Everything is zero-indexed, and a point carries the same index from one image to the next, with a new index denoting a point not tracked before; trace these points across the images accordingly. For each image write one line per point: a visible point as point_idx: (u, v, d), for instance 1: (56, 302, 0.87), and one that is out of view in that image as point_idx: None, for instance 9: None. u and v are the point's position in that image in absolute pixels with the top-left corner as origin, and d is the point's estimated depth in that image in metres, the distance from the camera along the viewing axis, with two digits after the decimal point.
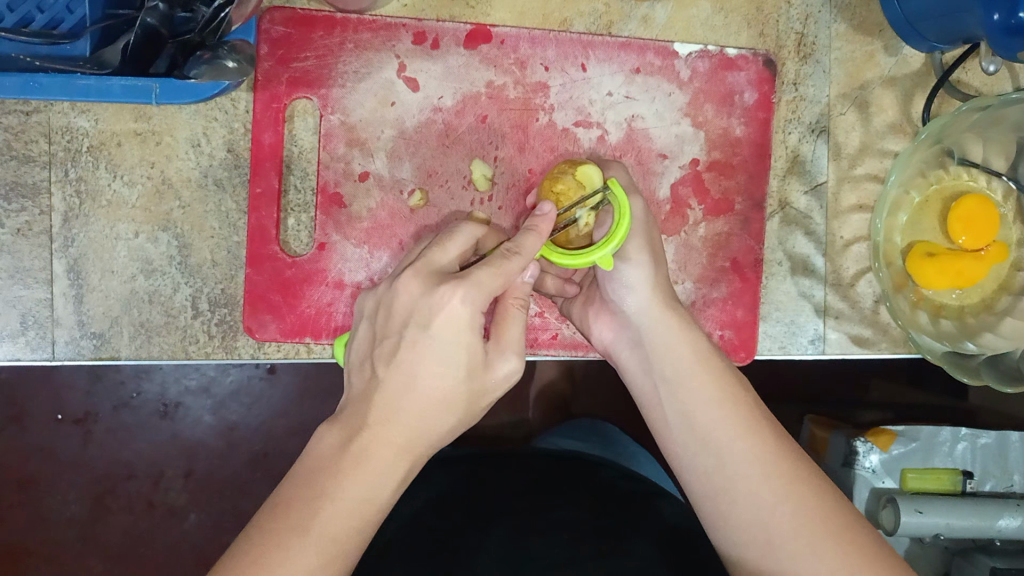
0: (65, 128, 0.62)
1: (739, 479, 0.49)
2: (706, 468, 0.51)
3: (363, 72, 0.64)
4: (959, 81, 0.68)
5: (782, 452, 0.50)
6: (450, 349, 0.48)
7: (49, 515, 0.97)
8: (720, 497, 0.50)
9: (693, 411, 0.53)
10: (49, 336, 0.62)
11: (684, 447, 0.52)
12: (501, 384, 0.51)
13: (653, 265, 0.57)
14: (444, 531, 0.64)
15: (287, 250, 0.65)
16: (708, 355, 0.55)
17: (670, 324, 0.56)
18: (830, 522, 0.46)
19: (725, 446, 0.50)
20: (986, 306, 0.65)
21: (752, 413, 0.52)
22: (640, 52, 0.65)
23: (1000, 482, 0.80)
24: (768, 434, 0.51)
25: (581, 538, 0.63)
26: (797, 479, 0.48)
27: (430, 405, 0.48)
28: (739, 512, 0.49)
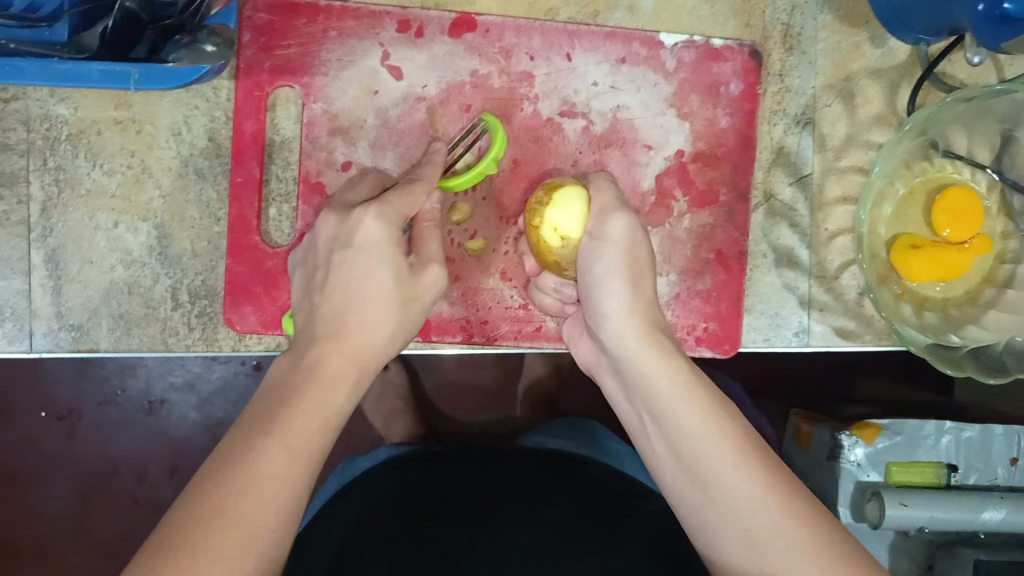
0: (44, 116, 0.61)
1: (728, 514, 0.47)
2: (695, 500, 0.49)
3: (347, 60, 0.63)
4: (943, 74, 0.68)
5: (772, 482, 0.47)
6: (371, 262, 0.51)
7: (32, 511, 0.96)
8: (710, 533, 0.48)
9: (676, 438, 0.50)
10: (27, 327, 0.61)
11: (673, 478, 0.50)
12: (429, 291, 0.54)
13: (631, 291, 0.55)
14: (428, 529, 0.63)
15: (269, 241, 0.64)
16: (695, 376, 0.52)
17: (645, 352, 0.53)
18: (819, 554, 0.43)
19: (711, 479, 0.48)
20: (970, 298, 0.65)
21: (735, 439, 0.49)
22: (625, 41, 0.65)
23: (984, 475, 0.80)
24: (757, 462, 0.48)
25: (567, 533, 0.62)
26: (790, 508, 0.46)
27: (381, 320, 0.51)
28: (730, 547, 0.46)
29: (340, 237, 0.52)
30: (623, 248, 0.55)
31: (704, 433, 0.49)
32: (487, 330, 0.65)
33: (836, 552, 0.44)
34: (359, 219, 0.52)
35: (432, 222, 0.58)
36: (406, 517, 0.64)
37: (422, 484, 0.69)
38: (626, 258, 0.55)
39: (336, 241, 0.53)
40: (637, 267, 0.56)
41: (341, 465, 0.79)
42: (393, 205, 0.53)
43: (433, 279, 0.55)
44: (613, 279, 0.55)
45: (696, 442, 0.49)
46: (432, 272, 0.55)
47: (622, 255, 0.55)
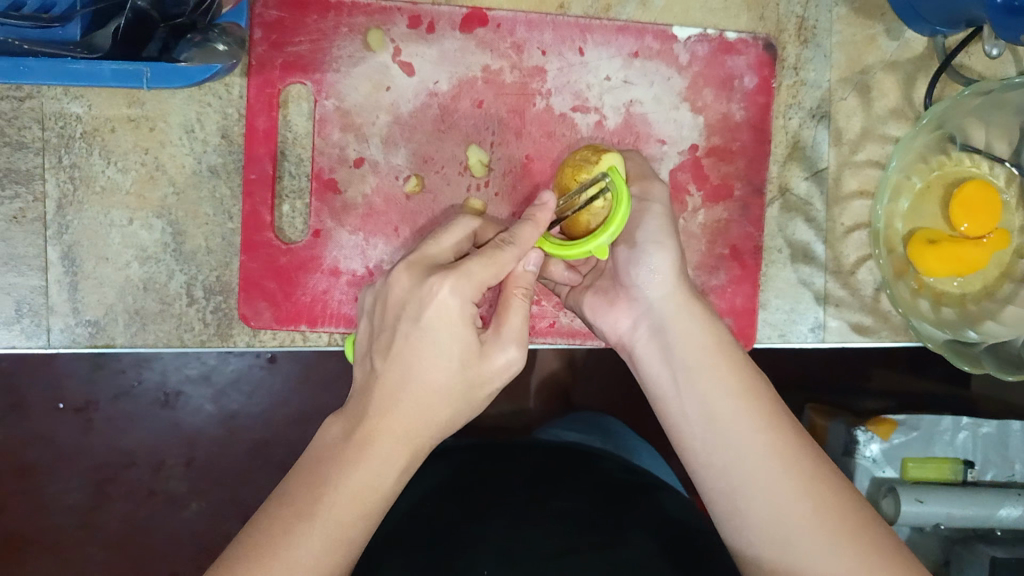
0: (59, 114, 0.62)
1: (759, 469, 0.48)
2: (725, 461, 0.50)
3: (358, 56, 0.63)
4: (961, 66, 0.67)
5: (804, 444, 0.49)
6: (442, 341, 0.48)
7: (51, 502, 0.97)
8: (737, 487, 0.49)
9: (715, 398, 0.51)
10: (44, 323, 0.62)
11: (701, 439, 0.51)
12: (497, 375, 0.51)
13: (678, 254, 0.57)
14: (439, 518, 0.64)
15: (282, 237, 0.64)
16: (729, 344, 0.54)
17: (693, 311, 0.56)
18: (848, 518, 0.46)
19: (745, 436, 0.49)
20: (988, 293, 0.65)
21: (772, 407, 0.51)
22: (638, 35, 0.65)
23: (1002, 471, 0.80)
24: (790, 426, 0.50)
25: (578, 530, 0.62)
26: (819, 475, 0.48)
27: (434, 396, 0.48)
28: (757, 504, 0.48)
29: (409, 302, 0.48)
30: (668, 216, 0.57)
31: (743, 391, 0.51)
32: None
33: (863, 516, 0.46)
34: (431, 290, 0.47)
35: (524, 291, 0.52)
36: (424, 504, 0.66)
37: (439, 470, 0.70)
38: (673, 222, 0.57)
39: (407, 304, 0.48)
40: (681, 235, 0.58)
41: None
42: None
43: (505, 357, 0.50)
44: (662, 237, 0.56)
45: (733, 400, 0.51)
46: (504, 351, 0.50)
47: (668, 220, 0.56)
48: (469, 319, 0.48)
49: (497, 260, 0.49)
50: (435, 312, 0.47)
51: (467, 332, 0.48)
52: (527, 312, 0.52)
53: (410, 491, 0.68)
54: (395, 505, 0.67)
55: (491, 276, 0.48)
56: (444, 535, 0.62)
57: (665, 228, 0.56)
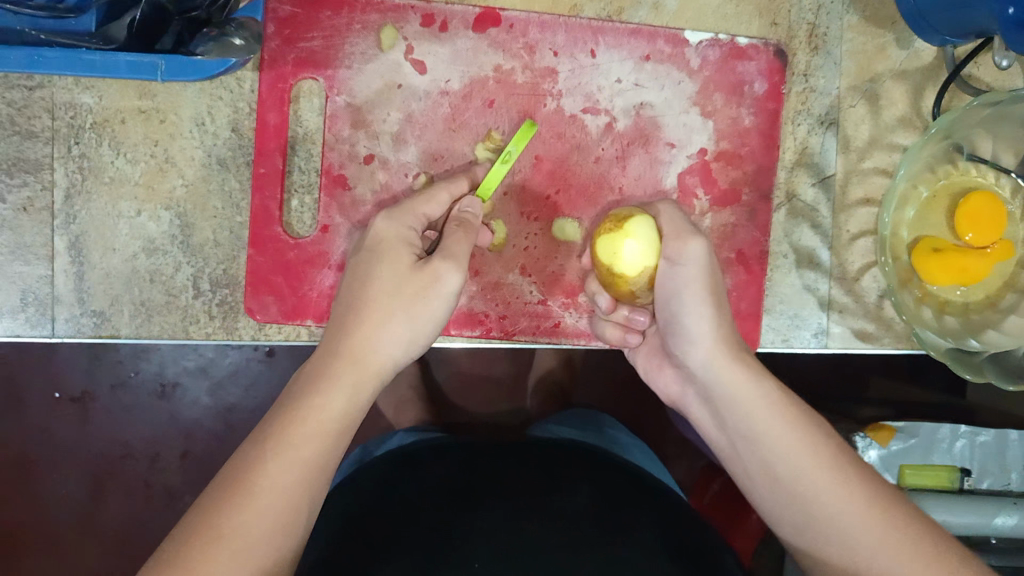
0: (69, 104, 0.62)
1: (836, 537, 0.49)
2: (798, 526, 0.51)
3: (370, 54, 0.63)
4: (970, 76, 0.68)
5: (872, 493, 0.49)
6: (379, 257, 0.55)
7: (46, 491, 0.97)
8: (817, 556, 0.50)
9: (773, 465, 0.52)
10: (49, 313, 0.62)
11: (772, 501, 0.53)
12: (437, 292, 0.54)
13: (714, 317, 0.55)
14: (441, 516, 0.63)
15: (290, 232, 0.64)
16: (782, 396, 0.53)
17: (735, 374, 0.54)
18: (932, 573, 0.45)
19: (816, 499, 0.50)
20: (991, 303, 0.65)
21: (835, 458, 0.51)
22: (650, 39, 0.65)
23: (999, 479, 0.80)
24: (854, 476, 0.50)
25: (583, 527, 0.63)
26: (893, 520, 0.48)
27: (381, 312, 0.53)
28: (833, 566, 0.49)
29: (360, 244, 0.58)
30: (702, 265, 0.55)
31: (795, 452, 0.51)
32: (506, 325, 0.65)
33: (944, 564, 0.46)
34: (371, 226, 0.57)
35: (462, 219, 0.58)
36: (421, 496, 0.65)
37: (431, 466, 0.68)
38: (703, 273, 0.55)
39: (355, 252, 0.58)
40: (711, 283, 0.55)
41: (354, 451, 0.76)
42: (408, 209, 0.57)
43: (446, 270, 0.54)
44: (693, 298, 0.55)
45: (787, 463, 0.51)
46: (441, 264, 0.54)
47: (701, 280, 0.55)
48: (408, 239, 0.56)
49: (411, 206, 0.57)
50: (370, 239, 0.56)
51: (403, 248, 0.55)
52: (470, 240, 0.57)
53: (403, 481, 0.66)
54: (387, 499, 0.64)
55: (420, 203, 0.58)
56: (448, 540, 0.61)
57: (699, 296, 0.55)
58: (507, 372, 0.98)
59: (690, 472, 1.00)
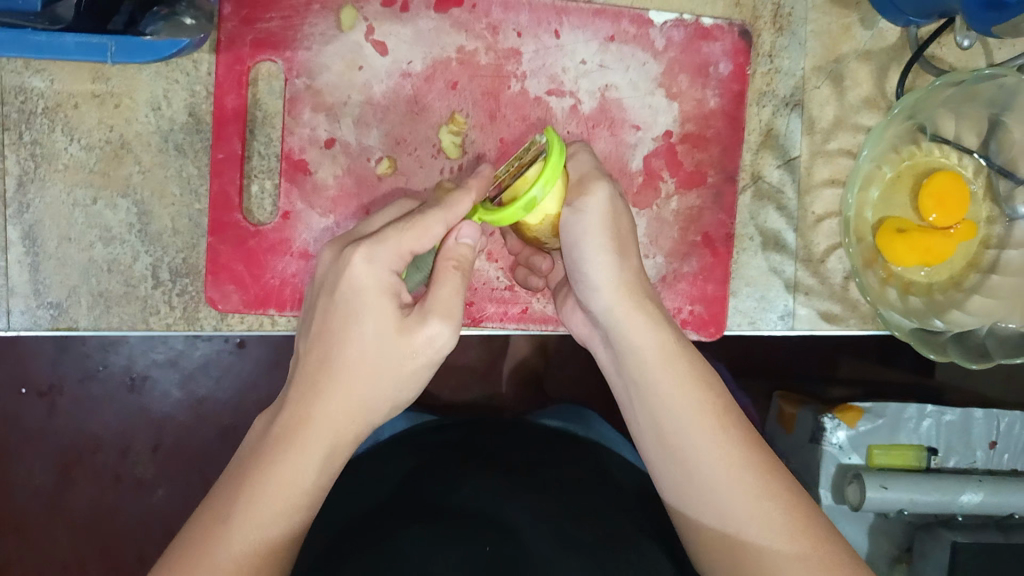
0: (20, 89, 0.60)
1: (706, 489, 0.50)
2: (675, 478, 0.51)
3: (330, 35, 0.62)
4: (933, 57, 0.68)
5: (756, 464, 0.50)
6: (358, 310, 0.49)
7: (12, 487, 0.95)
8: (687, 514, 0.51)
9: (662, 415, 0.52)
10: (4, 305, 0.60)
11: (654, 451, 0.53)
12: (420, 350, 0.51)
13: (617, 261, 0.54)
14: (436, 487, 0.62)
15: (251, 219, 0.63)
16: (679, 352, 0.53)
17: (633, 319, 0.53)
18: (797, 536, 0.47)
19: (700, 452, 0.50)
20: (954, 283, 0.65)
21: (721, 412, 0.51)
22: (614, 19, 0.64)
23: (964, 457, 0.81)
24: (738, 444, 0.50)
25: (579, 495, 0.63)
26: (770, 496, 0.49)
27: (360, 374, 0.50)
28: (706, 526, 0.50)
29: (332, 277, 0.51)
30: (605, 215, 0.54)
31: (687, 412, 0.51)
32: (473, 312, 0.65)
33: (814, 535, 0.48)
34: (347, 260, 0.50)
35: (457, 264, 0.51)
36: (412, 485, 0.63)
37: (419, 449, 0.68)
38: (609, 226, 0.54)
39: (328, 281, 0.51)
40: (620, 234, 0.54)
41: None
42: (389, 242, 0.49)
43: (431, 334, 0.50)
44: (597, 250, 0.53)
45: (675, 420, 0.51)
46: (429, 326, 0.50)
47: (603, 226, 0.53)
48: (389, 289, 0.50)
49: (412, 226, 0.49)
50: (347, 283, 0.49)
51: (389, 305, 0.50)
52: (461, 285, 0.51)
53: (392, 466, 0.65)
54: (378, 484, 0.64)
55: (408, 240, 0.49)
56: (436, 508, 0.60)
57: (598, 240, 0.53)
58: (479, 360, 0.97)
59: None
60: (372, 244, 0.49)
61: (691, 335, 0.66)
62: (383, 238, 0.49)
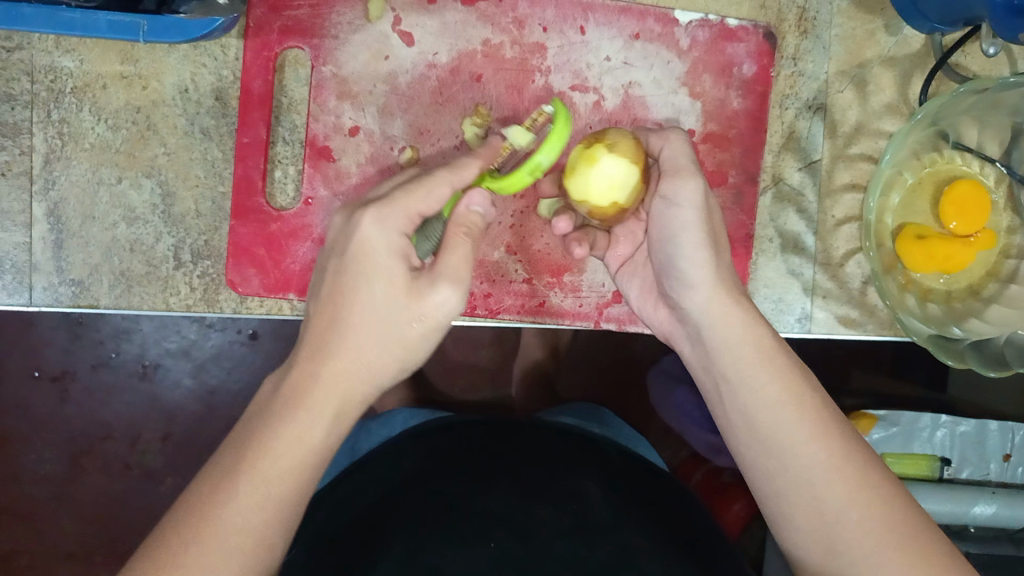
0: (51, 69, 0.61)
1: (804, 488, 0.47)
2: (767, 471, 0.49)
3: (358, 24, 0.62)
4: (957, 65, 0.68)
5: (849, 452, 0.48)
6: (370, 274, 0.47)
7: (22, 472, 0.95)
8: (782, 508, 0.48)
9: (752, 411, 0.49)
10: (26, 281, 0.61)
11: (746, 448, 0.50)
12: (435, 317, 0.49)
13: (714, 258, 0.52)
14: (451, 493, 0.61)
15: (273, 204, 0.64)
16: (776, 346, 0.51)
17: (731, 319, 0.51)
18: (889, 530, 0.45)
19: (795, 446, 0.48)
20: (972, 291, 0.65)
21: (821, 410, 0.49)
22: (640, 17, 0.65)
23: (978, 469, 0.80)
24: (836, 434, 0.48)
25: (597, 508, 0.61)
26: (865, 483, 0.47)
27: (364, 336, 0.47)
28: (800, 520, 0.48)
29: (339, 241, 0.49)
30: (701, 205, 0.52)
31: (779, 405, 0.48)
32: (490, 304, 0.65)
33: (907, 523, 0.46)
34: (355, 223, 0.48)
35: (464, 229, 0.49)
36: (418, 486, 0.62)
37: (439, 451, 0.66)
38: (704, 220, 0.52)
39: (338, 244, 0.49)
40: (716, 226, 0.53)
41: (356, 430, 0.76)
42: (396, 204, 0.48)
43: (441, 300, 0.48)
44: (690, 239, 0.52)
45: (768, 412, 0.49)
46: (439, 291, 0.48)
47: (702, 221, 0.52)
48: (399, 251, 0.48)
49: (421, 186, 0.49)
50: (356, 244, 0.48)
51: (397, 265, 0.48)
52: (470, 251, 0.49)
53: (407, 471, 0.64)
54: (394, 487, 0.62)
55: (415, 202, 0.48)
56: (455, 517, 0.59)
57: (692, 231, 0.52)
58: (490, 360, 0.97)
59: (673, 460, 1.00)
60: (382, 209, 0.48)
61: None
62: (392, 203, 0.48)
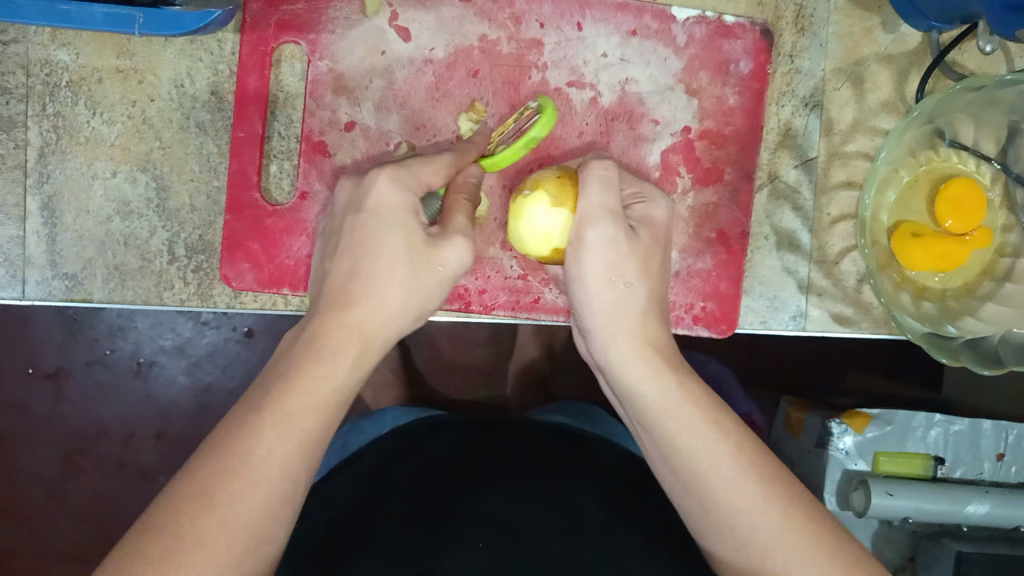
0: (45, 61, 0.60)
1: (719, 511, 0.50)
2: (687, 496, 0.52)
3: (354, 19, 0.62)
4: (954, 63, 0.68)
5: (773, 482, 0.50)
6: (396, 244, 0.51)
7: (15, 470, 0.95)
8: (711, 544, 0.51)
9: (666, 441, 0.52)
10: (20, 275, 0.61)
11: (665, 471, 0.53)
12: (451, 268, 0.53)
13: (621, 288, 0.55)
14: (442, 492, 0.62)
15: (268, 198, 0.64)
16: (688, 386, 0.53)
17: (637, 348, 0.54)
18: (818, 548, 0.48)
19: (709, 471, 0.50)
20: (968, 290, 0.65)
21: (730, 433, 0.52)
22: (637, 14, 0.64)
23: (971, 468, 0.81)
24: (752, 469, 0.50)
25: (587, 508, 0.61)
26: (796, 512, 0.49)
27: (391, 292, 0.51)
28: (729, 555, 0.50)
29: (354, 200, 0.53)
30: (607, 259, 0.54)
31: (693, 434, 0.51)
32: (485, 300, 0.65)
33: (837, 554, 0.48)
34: None
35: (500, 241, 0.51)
36: (418, 482, 0.63)
37: (431, 452, 0.66)
38: (612, 258, 0.54)
39: (357, 202, 0.53)
40: (623, 275, 0.54)
41: (346, 429, 0.75)
42: None
43: (456, 252, 0.52)
44: (600, 279, 0.55)
45: (684, 456, 0.51)
46: (454, 245, 0.52)
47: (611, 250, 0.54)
48: None
49: None
50: None
51: (410, 220, 0.52)
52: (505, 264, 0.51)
53: (398, 468, 0.64)
54: (384, 485, 0.63)
55: None
56: (445, 517, 0.59)
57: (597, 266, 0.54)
58: (486, 357, 0.97)
59: None
60: None
61: (701, 332, 0.66)
62: None
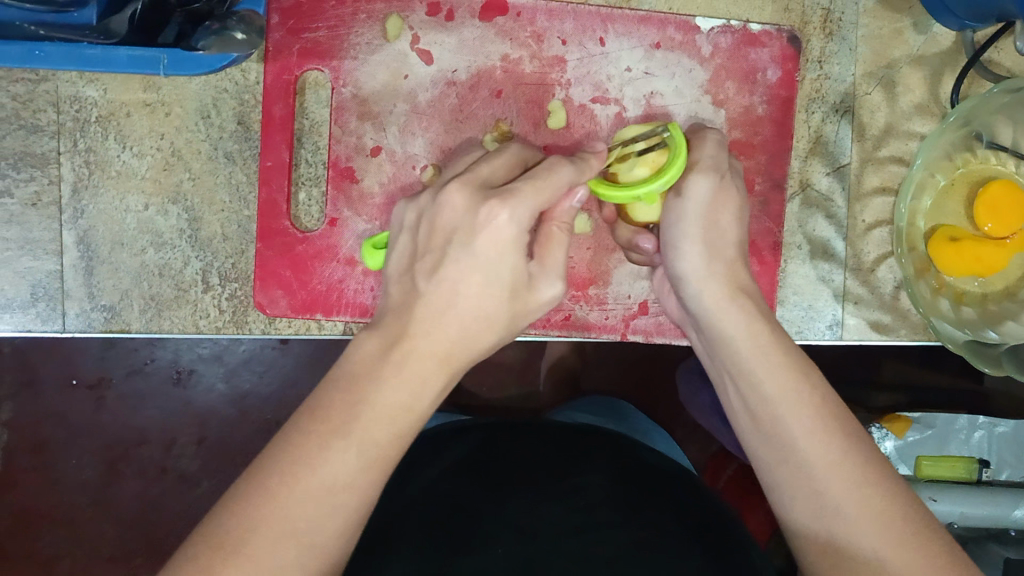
0: (74, 98, 0.61)
1: (800, 474, 0.47)
2: (769, 461, 0.49)
3: (376, 44, 0.62)
4: (991, 61, 0.66)
5: (852, 446, 0.47)
6: (497, 266, 0.46)
7: (62, 479, 0.97)
8: (783, 493, 0.48)
9: (755, 401, 0.50)
10: (59, 308, 0.62)
11: (751, 436, 0.50)
12: (543, 306, 0.50)
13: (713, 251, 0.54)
14: (462, 489, 0.60)
15: (298, 225, 0.64)
16: (782, 339, 0.51)
17: (737, 308, 0.52)
18: (897, 520, 0.44)
19: (798, 434, 0.47)
20: (1008, 293, 0.64)
21: (824, 402, 0.48)
22: (660, 26, 0.64)
23: (1017, 471, 0.79)
24: (837, 426, 0.47)
25: (605, 506, 0.57)
26: (867, 479, 0.45)
27: (482, 323, 0.47)
28: (800, 509, 0.47)
29: (443, 210, 0.46)
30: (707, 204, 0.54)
31: (783, 397, 0.48)
32: None
33: (906, 523, 0.44)
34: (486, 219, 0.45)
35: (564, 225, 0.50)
36: (439, 483, 0.60)
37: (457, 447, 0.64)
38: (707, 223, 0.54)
39: (456, 230, 0.46)
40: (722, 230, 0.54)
41: None
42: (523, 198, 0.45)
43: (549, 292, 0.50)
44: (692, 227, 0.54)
45: (770, 403, 0.49)
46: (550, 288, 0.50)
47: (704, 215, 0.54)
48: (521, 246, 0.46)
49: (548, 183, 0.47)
50: (484, 241, 0.45)
51: (518, 260, 0.46)
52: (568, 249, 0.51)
53: (419, 466, 0.62)
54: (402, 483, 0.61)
55: (544, 200, 0.46)
56: (463, 521, 0.57)
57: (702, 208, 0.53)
58: (517, 359, 0.96)
59: (703, 457, 0.99)
60: (511, 200, 0.45)
61: None
62: (519, 195, 0.45)
